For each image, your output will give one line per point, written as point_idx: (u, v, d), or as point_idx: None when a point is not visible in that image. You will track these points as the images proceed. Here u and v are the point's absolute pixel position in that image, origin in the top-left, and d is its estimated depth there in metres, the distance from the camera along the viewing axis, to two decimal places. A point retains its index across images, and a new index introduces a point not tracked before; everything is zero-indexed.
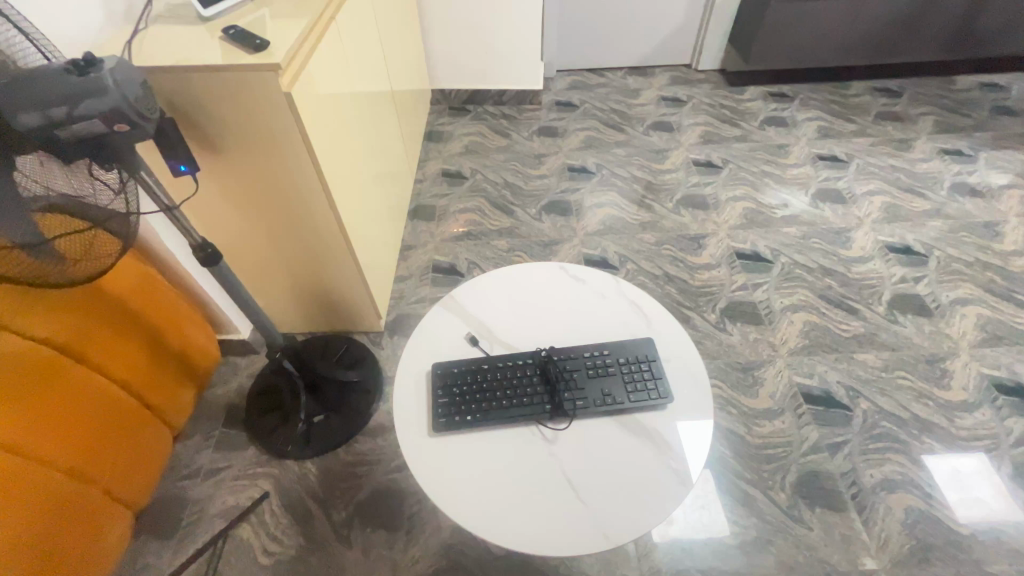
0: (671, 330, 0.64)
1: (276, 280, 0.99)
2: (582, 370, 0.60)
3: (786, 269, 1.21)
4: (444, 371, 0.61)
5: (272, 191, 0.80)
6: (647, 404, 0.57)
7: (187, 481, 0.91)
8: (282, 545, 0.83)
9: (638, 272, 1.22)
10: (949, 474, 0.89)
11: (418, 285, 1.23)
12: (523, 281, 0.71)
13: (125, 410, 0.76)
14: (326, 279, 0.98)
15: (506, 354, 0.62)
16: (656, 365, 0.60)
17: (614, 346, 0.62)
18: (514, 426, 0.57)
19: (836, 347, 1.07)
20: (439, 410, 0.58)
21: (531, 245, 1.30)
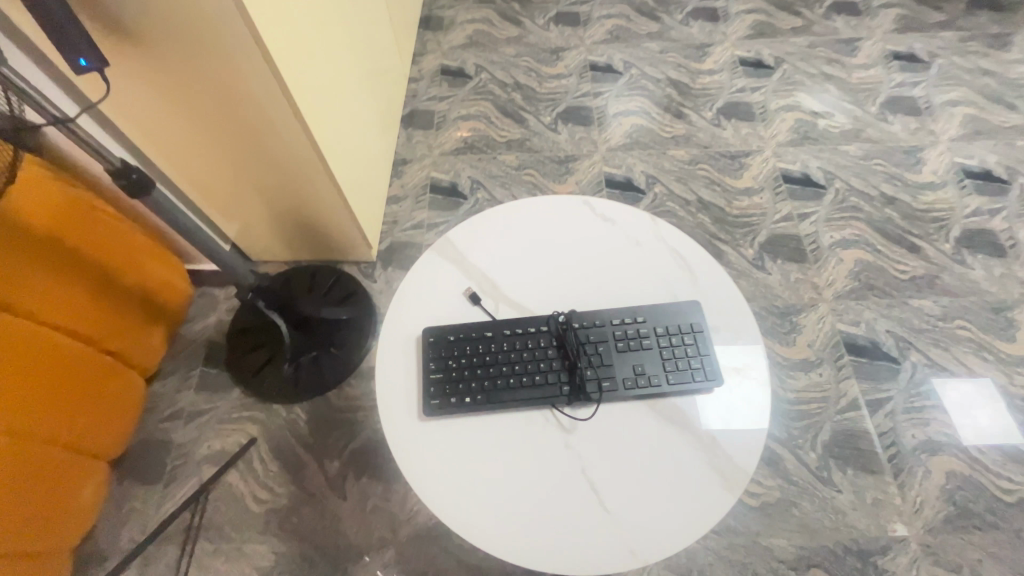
0: (720, 288, 0.51)
1: (246, 203, 0.85)
2: (610, 343, 0.48)
3: (841, 197, 1.04)
4: (438, 339, 0.49)
5: (219, 96, 0.64)
6: (690, 386, 0.46)
7: (169, 423, 0.84)
8: (274, 494, 0.79)
9: (667, 197, 1.05)
10: (954, 401, 0.83)
11: (415, 207, 1.08)
12: (537, 219, 0.57)
13: (77, 360, 0.66)
14: (303, 204, 0.84)
15: (515, 318, 0.50)
16: (702, 337, 0.48)
17: (649, 310, 0.49)
18: (524, 411, 0.46)
19: (890, 291, 0.93)
20: (432, 389, 0.47)
21: (544, 162, 1.12)
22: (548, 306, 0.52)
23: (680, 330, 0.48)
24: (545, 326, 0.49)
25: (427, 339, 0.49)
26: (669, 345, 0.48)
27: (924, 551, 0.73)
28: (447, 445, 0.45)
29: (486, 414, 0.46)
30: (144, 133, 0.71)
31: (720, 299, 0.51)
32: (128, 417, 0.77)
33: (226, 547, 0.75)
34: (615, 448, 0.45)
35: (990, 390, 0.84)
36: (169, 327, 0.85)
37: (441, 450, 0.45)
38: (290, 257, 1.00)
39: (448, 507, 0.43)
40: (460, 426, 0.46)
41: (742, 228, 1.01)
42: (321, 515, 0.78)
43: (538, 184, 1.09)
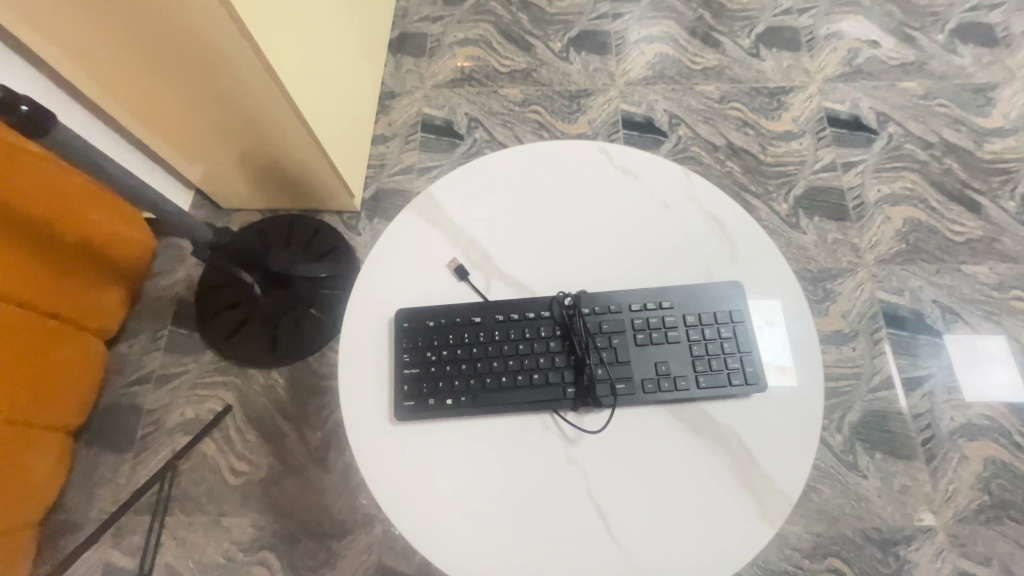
0: (765, 264, 0.42)
1: (205, 141, 0.73)
2: (627, 335, 0.39)
3: (894, 144, 0.90)
4: (416, 325, 0.40)
5: (146, 7, 0.51)
6: (726, 390, 0.37)
7: (137, 388, 0.78)
8: (252, 465, 0.74)
9: (692, 142, 0.92)
10: (963, 360, 0.76)
11: (404, 149, 0.95)
12: (540, 170, 0.46)
13: (14, 330, 0.58)
14: (271, 146, 0.73)
15: (511, 300, 0.41)
16: (741, 329, 0.39)
17: (677, 293, 0.40)
18: (519, 416, 0.38)
19: (941, 255, 0.82)
20: (405, 387, 0.39)
21: (552, 96, 0.97)
22: (551, 285, 0.42)
23: (714, 319, 0.39)
24: (547, 312, 0.40)
25: (401, 325, 0.40)
26: (701, 339, 0.39)
27: (951, 542, 0.68)
28: (424, 455, 0.38)
29: (471, 419, 0.38)
30: (72, 55, 0.60)
31: (762, 277, 0.41)
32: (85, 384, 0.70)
33: (203, 520, 0.71)
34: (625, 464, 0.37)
35: (1007, 348, 0.77)
36: (128, 287, 0.77)
37: (417, 460, 0.37)
38: (265, 206, 0.89)
39: (423, 529, 0.36)
40: (439, 433, 0.38)
41: (776, 179, 0.88)
42: (303, 488, 0.73)
43: (544, 123, 0.95)
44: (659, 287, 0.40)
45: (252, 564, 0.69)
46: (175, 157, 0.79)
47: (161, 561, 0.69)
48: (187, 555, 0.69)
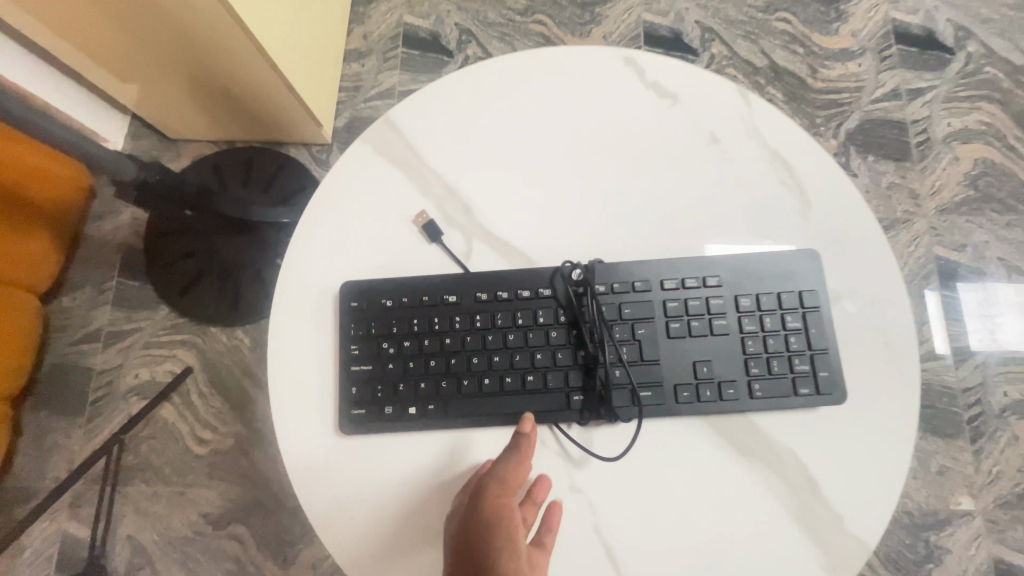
0: (846, 230, 0.37)
1: (136, 62, 0.59)
2: (661, 325, 0.35)
3: (972, 67, 0.74)
4: (364, 314, 0.38)
5: None
6: (790, 400, 0.34)
7: (84, 347, 0.69)
8: (217, 433, 0.66)
9: (728, 61, 0.76)
10: (975, 299, 0.67)
11: (383, 68, 0.79)
12: (547, 124, 0.41)
13: None
14: (218, 71, 0.59)
15: (485, 272, 0.38)
16: (814, 316, 0.35)
17: (725, 270, 0.36)
18: (495, 417, 0.36)
19: (1014, 204, 0.70)
20: (354, 390, 0.37)
21: (560, 3, 0.80)
22: (554, 255, 0.39)
23: (778, 305, 0.35)
24: (548, 291, 0.37)
25: (347, 307, 0.38)
26: (758, 332, 0.35)
27: (990, 528, 0.61)
28: (364, 451, 0.36)
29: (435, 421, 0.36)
30: None
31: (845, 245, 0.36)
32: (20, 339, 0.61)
33: (167, 491, 0.65)
34: (659, 476, 0.34)
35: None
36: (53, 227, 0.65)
37: (369, 471, 0.36)
38: (222, 138, 0.76)
39: (366, 536, 0.35)
40: (399, 441, 0.36)
41: (826, 109, 0.74)
42: (276, 459, 0.66)
43: (550, 36, 0.79)
44: (704, 261, 0.36)
45: (222, 538, 0.64)
46: (107, 78, 0.65)
47: (124, 533, 0.64)
48: (152, 528, 0.64)
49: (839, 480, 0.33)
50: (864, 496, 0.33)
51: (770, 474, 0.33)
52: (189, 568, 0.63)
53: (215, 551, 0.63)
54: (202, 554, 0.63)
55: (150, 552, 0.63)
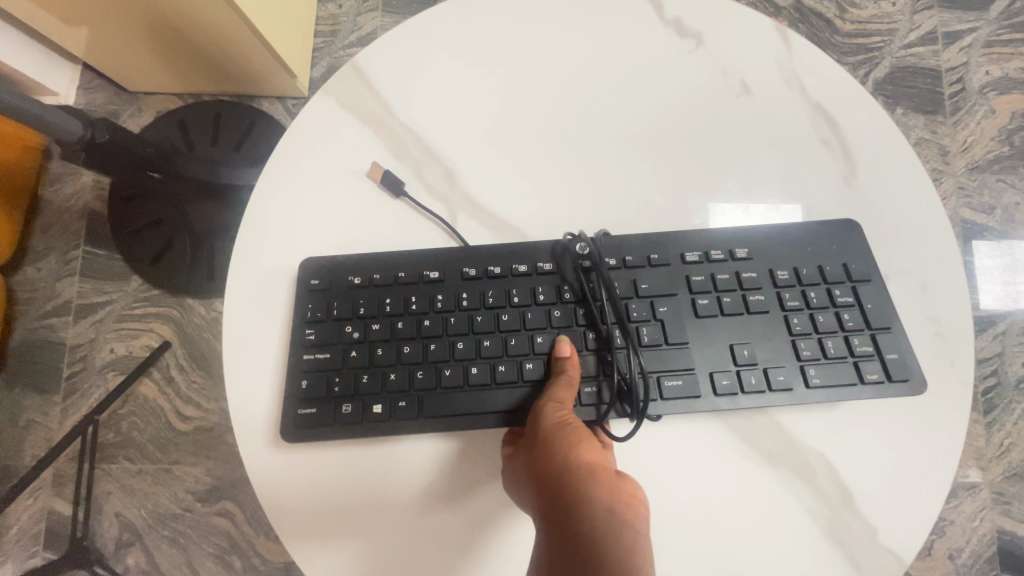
0: (888, 207, 0.34)
1: (84, 6, 0.52)
2: (689, 303, 0.32)
3: (1017, 6, 0.67)
4: (325, 293, 0.34)
5: None
6: (855, 388, 0.31)
7: (53, 320, 0.65)
8: (201, 409, 0.64)
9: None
10: (1001, 263, 0.63)
11: (363, 9, 0.71)
12: (545, 71, 0.37)
13: None
14: (181, 18, 0.52)
15: (474, 248, 0.34)
16: (865, 290, 0.32)
17: (757, 245, 0.33)
18: (479, 413, 0.31)
19: None
20: (305, 384, 0.32)
21: None
22: (556, 233, 0.35)
23: (821, 279, 0.33)
24: (550, 267, 0.33)
25: (306, 287, 0.34)
26: (802, 309, 0.32)
27: (995, 500, 0.60)
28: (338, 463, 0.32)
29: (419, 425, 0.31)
30: None
31: (885, 223, 0.34)
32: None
33: (151, 468, 0.63)
34: (673, 482, 0.31)
35: None
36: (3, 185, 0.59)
37: (347, 486, 0.31)
38: (186, 90, 0.69)
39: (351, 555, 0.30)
40: (374, 438, 0.32)
41: (855, 55, 0.66)
42: None
43: None
44: (732, 235, 0.33)
45: (211, 515, 0.62)
46: (52, 22, 0.57)
47: (110, 510, 0.62)
48: (138, 505, 0.62)
49: (876, 488, 0.31)
50: (906, 507, 0.30)
51: (799, 485, 0.31)
52: (179, 543, 0.62)
53: (204, 527, 0.62)
54: (191, 531, 0.62)
55: (138, 528, 0.62)
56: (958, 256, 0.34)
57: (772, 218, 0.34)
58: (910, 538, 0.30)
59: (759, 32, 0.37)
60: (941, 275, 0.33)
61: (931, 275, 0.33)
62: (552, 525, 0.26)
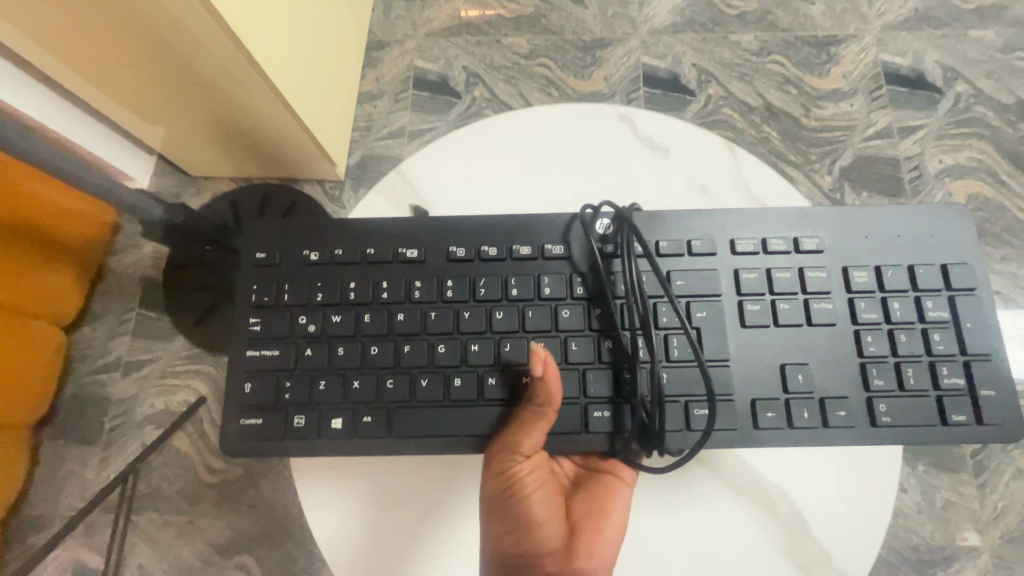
0: (915, 224, 0.49)
1: (167, 106, 0.64)
2: (740, 305, 0.48)
3: (962, 106, 0.77)
4: (279, 270, 0.52)
5: None
6: (919, 419, 0.46)
7: (102, 376, 0.71)
8: (228, 463, 0.68)
9: (723, 102, 0.79)
10: None
11: (395, 107, 0.83)
12: (565, 132, 0.59)
13: None
14: (245, 115, 0.63)
15: (479, 238, 0.51)
16: (961, 300, 0.47)
17: (828, 241, 0.49)
18: (471, 431, 0.48)
19: (1008, 239, 0.72)
20: (251, 357, 0.50)
21: (563, 47, 0.83)
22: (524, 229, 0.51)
23: (880, 289, 0.48)
24: (554, 253, 0.50)
25: (255, 263, 0.52)
26: (882, 321, 0.47)
27: (997, 565, 0.61)
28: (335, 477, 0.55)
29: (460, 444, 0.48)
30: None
31: (907, 236, 0.49)
32: (12, 351, 0.62)
33: (177, 520, 0.66)
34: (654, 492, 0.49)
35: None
36: (39, 235, 0.64)
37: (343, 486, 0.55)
38: (237, 176, 0.79)
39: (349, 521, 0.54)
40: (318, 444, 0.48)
41: (821, 147, 0.76)
42: (284, 490, 0.67)
43: (554, 79, 0.82)
44: (801, 234, 0.49)
45: (229, 569, 0.65)
46: (136, 121, 0.69)
47: (133, 563, 0.65)
48: (160, 558, 0.65)
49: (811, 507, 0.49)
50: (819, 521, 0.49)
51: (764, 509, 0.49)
52: None
53: None
54: None
55: None
56: None
57: (810, 238, 0.49)
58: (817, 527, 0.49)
59: (706, 144, 0.57)
60: (961, 261, 0.48)
61: (957, 261, 0.48)
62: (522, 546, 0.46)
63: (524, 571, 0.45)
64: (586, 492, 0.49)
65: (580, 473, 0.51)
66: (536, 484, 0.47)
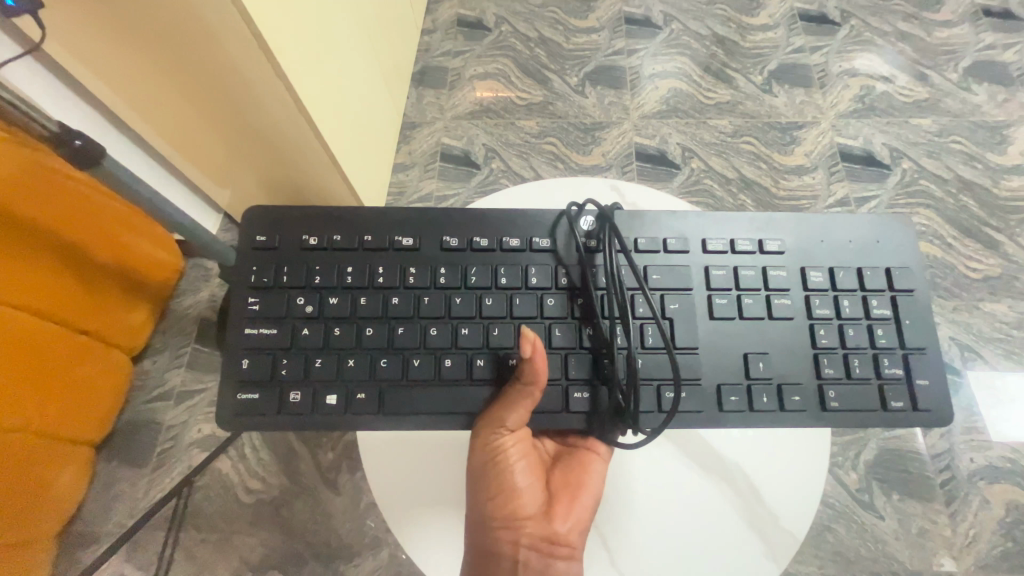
0: (863, 232, 0.52)
1: (231, 172, 0.72)
2: (707, 300, 0.51)
3: (908, 180, 0.90)
4: (278, 254, 0.54)
5: (194, 63, 0.53)
6: (870, 409, 0.48)
7: (156, 404, 0.80)
8: (264, 484, 0.75)
9: (704, 175, 0.93)
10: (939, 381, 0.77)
11: (424, 176, 0.97)
12: (560, 193, 0.72)
13: (62, 353, 0.64)
14: (299, 184, 0.70)
15: (465, 227, 0.54)
16: (905, 299, 0.50)
17: (785, 245, 0.52)
18: (462, 410, 0.49)
19: (957, 292, 0.83)
20: (247, 334, 0.52)
21: (567, 128, 0.99)
22: (517, 220, 0.54)
23: (832, 286, 0.51)
24: (547, 244, 0.53)
25: (253, 244, 0.54)
26: (833, 316, 0.50)
27: None
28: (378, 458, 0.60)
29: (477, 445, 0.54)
30: (114, 88, 0.62)
31: (857, 241, 0.52)
32: (95, 377, 0.70)
33: (214, 537, 0.72)
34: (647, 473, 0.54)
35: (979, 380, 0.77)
36: (123, 277, 0.71)
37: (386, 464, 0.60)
38: None
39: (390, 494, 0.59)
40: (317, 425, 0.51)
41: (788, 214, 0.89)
42: (314, 509, 0.73)
43: (559, 154, 0.97)
44: (763, 235, 0.52)
45: None
46: (211, 187, 0.80)
47: None
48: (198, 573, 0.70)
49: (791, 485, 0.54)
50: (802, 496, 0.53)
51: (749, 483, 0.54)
52: None
53: None
54: None
55: None
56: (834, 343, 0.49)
57: (773, 240, 0.52)
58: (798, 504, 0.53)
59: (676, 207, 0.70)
60: (901, 265, 0.52)
61: (898, 265, 0.52)
62: (503, 517, 0.48)
63: (503, 535, 0.48)
64: (565, 466, 0.52)
65: (559, 449, 0.54)
66: (518, 455, 0.50)
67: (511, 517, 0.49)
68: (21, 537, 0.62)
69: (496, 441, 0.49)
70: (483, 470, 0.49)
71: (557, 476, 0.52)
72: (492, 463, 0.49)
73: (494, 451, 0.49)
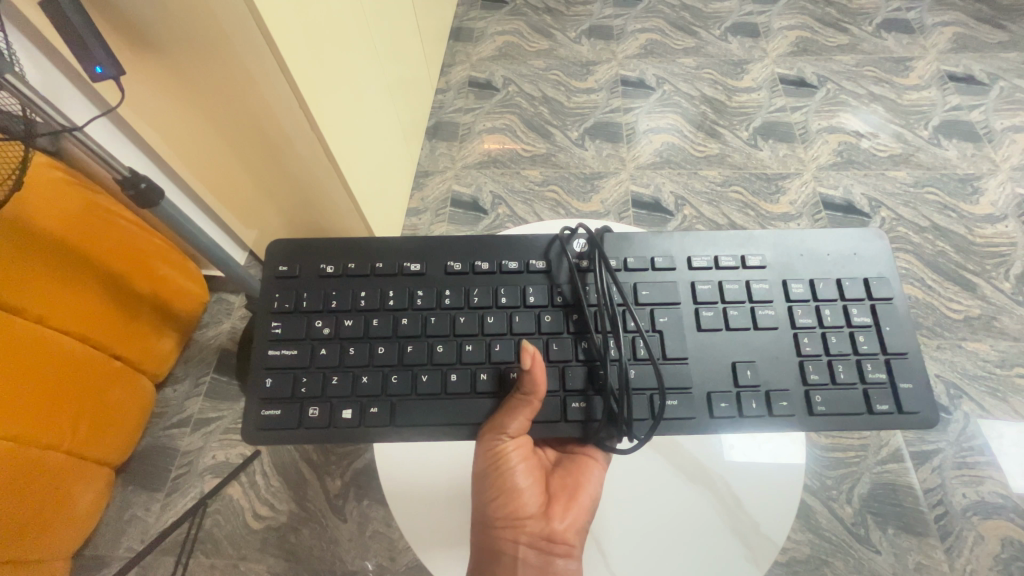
0: (838, 243, 0.53)
1: (255, 204, 0.77)
2: (694, 313, 0.52)
3: (887, 228, 0.97)
4: (297, 281, 0.53)
5: (237, 110, 0.60)
6: (857, 410, 0.48)
7: (174, 430, 0.83)
8: (273, 511, 0.77)
9: (697, 220, 1.00)
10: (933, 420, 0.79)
11: (434, 221, 1.04)
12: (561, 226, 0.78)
13: (95, 374, 0.69)
14: (318, 215, 0.76)
15: (468, 250, 0.55)
16: (886, 305, 0.51)
17: (765, 259, 0.53)
18: (466, 423, 0.49)
19: (940, 332, 0.87)
20: (269, 356, 0.51)
21: (568, 178, 1.07)
22: (520, 243, 0.55)
23: (811, 296, 0.52)
24: (542, 266, 0.54)
25: (273, 271, 0.54)
26: (815, 325, 0.50)
27: None
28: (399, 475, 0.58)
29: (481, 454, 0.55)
30: (161, 131, 0.68)
31: (834, 253, 0.53)
32: (122, 401, 0.74)
33: (223, 563, 0.74)
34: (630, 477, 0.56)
35: (978, 427, 0.79)
36: (158, 306, 0.78)
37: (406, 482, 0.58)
38: None
39: (410, 513, 0.56)
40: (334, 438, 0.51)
41: None
42: (322, 537, 0.75)
43: (561, 201, 1.05)
44: (744, 251, 0.54)
45: None
46: (235, 221, 0.86)
47: None
48: None
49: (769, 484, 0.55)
50: (781, 495, 0.54)
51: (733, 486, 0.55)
52: None
53: None
54: None
55: None
56: (818, 351, 0.50)
57: (754, 255, 0.53)
58: (778, 506, 0.54)
59: None
60: (878, 276, 0.52)
61: (875, 275, 0.52)
62: (505, 520, 0.48)
63: (505, 534, 0.48)
64: (564, 469, 0.52)
65: (558, 454, 0.54)
66: (520, 457, 0.49)
67: (512, 518, 0.49)
68: (37, 555, 0.65)
69: (497, 447, 0.48)
70: (484, 473, 0.49)
71: (559, 478, 0.52)
72: (493, 467, 0.49)
73: (496, 457, 0.48)
